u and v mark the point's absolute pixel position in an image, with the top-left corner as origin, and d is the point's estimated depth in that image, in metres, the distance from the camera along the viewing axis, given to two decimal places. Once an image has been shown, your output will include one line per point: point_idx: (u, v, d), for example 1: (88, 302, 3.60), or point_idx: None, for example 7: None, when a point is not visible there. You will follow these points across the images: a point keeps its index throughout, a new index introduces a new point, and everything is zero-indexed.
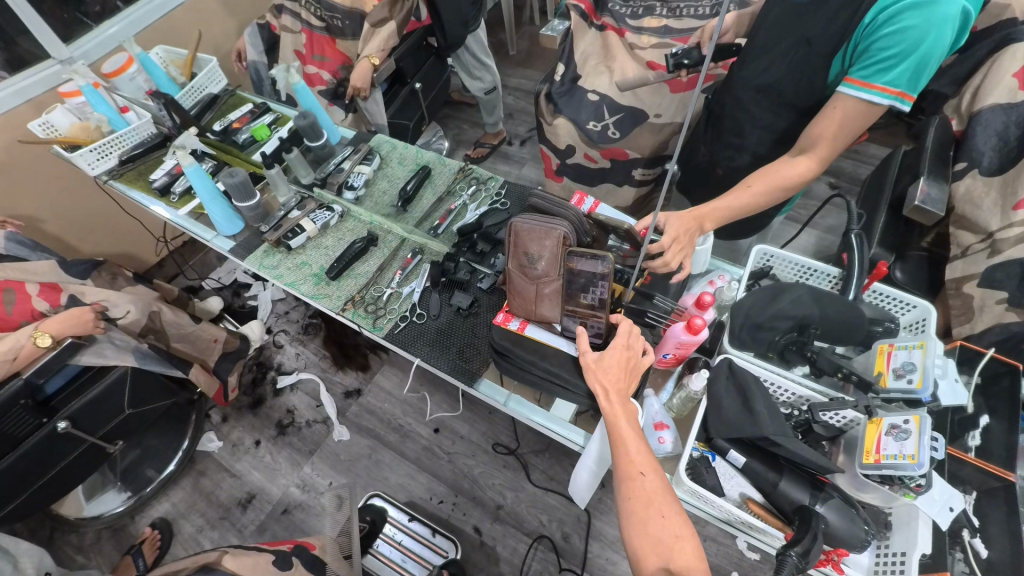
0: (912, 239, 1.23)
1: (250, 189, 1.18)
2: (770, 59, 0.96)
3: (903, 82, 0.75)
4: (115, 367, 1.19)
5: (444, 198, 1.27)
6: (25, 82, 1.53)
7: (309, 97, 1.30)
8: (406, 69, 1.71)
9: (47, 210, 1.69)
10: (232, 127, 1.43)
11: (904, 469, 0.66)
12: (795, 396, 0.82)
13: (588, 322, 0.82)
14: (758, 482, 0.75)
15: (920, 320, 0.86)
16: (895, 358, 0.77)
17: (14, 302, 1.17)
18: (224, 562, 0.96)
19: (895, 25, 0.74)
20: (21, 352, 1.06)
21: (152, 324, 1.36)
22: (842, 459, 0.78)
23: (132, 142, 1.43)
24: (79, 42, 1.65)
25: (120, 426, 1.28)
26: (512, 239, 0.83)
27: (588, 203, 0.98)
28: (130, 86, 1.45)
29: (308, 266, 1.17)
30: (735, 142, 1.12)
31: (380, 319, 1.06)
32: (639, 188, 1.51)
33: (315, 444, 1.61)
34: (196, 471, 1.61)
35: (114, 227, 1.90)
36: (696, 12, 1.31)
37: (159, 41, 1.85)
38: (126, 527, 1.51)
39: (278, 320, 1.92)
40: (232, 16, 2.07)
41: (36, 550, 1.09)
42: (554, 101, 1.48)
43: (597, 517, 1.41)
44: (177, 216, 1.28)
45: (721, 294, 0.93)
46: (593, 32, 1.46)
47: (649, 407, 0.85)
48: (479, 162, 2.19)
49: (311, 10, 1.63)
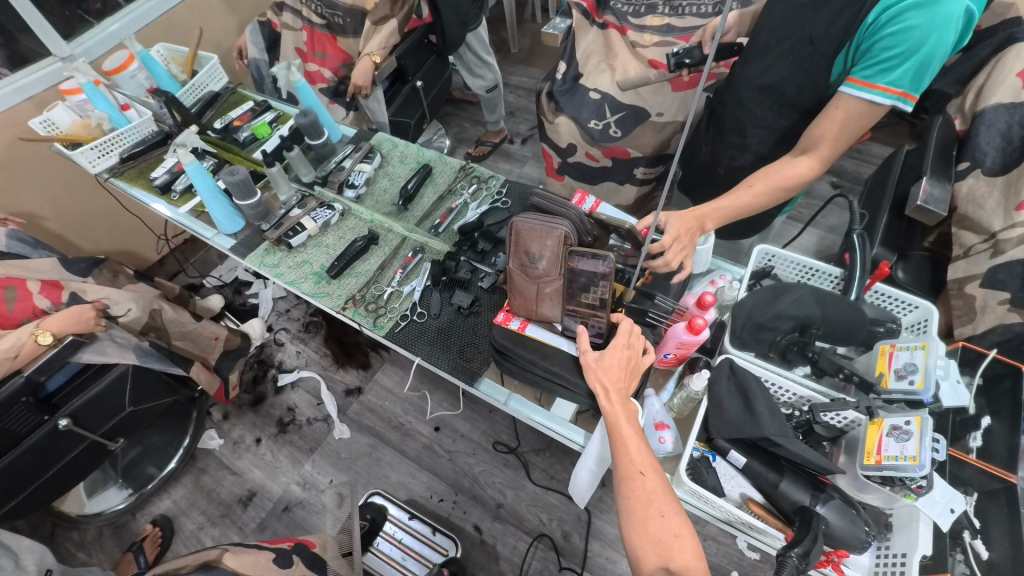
0: (913, 239, 1.22)
1: (250, 187, 1.17)
2: (772, 59, 0.96)
3: (905, 82, 0.74)
4: (116, 365, 1.19)
5: (445, 197, 1.27)
6: (26, 79, 1.54)
7: (310, 95, 1.30)
8: (408, 67, 1.71)
9: (49, 207, 1.69)
10: (233, 125, 1.43)
11: (905, 470, 0.66)
12: (796, 396, 0.82)
13: (588, 321, 0.82)
14: (758, 483, 0.75)
15: (922, 321, 0.86)
16: (896, 359, 0.77)
17: (16, 299, 1.18)
18: (224, 560, 0.96)
19: (898, 25, 0.74)
20: (22, 349, 1.06)
21: (152, 322, 1.36)
22: (843, 460, 0.78)
23: (133, 140, 1.43)
24: (80, 40, 1.65)
25: (120, 424, 1.28)
26: (513, 238, 0.83)
27: (590, 202, 0.97)
28: (130, 84, 1.46)
29: (309, 264, 1.17)
30: (737, 141, 1.11)
31: (381, 318, 1.06)
32: (641, 187, 1.50)
33: (316, 442, 1.62)
34: (198, 469, 1.61)
35: (115, 225, 1.91)
36: (698, 11, 1.30)
37: (161, 38, 1.84)
38: (127, 524, 1.52)
39: (279, 318, 1.92)
40: (233, 14, 2.06)
41: (37, 547, 1.09)
42: (555, 100, 1.48)
43: (597, 515, 1.41)
44: (177, 214, 1.28)
45: (723, 293, 0.93)
46: (595, 31, 1.45)
47: (650, 406, 0.85)
48: (480, 161, 2.18)
49: (311, 8, 1.62)
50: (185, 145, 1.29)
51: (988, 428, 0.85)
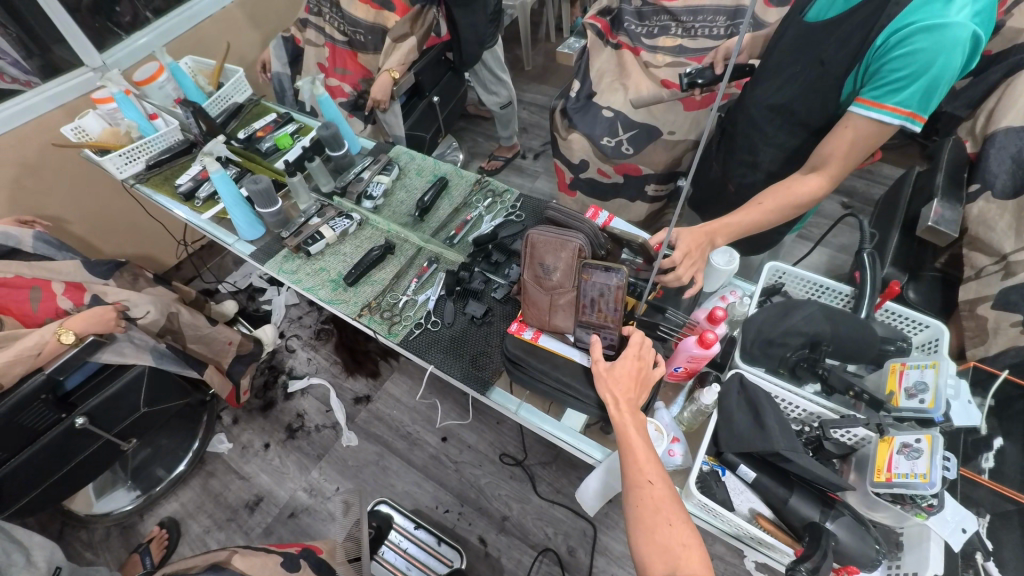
0: (924, 260, 1.23)
1: (272, 195, 1.21)
2: (784, 79, 0.98)
3: (913, 103, 0.76)
4: (133, 365, 1.21)
5: (460, 209, 1.30)
6: (59, 88, 1.60)
7: (332, 108, 1.35)
8: (425, 82, 1.76)
9: (73, 211, 1.74)
10: (256, 136, 1.47)
11: (915, 488, 0.66)
12: (806, 413, 0.83)
13: (600, 332, 0.83)
14: (768, 499, 0.75)
15: (932, 340, 0.86)
16: (907, 377, 0.77)
17: (40, 300, 1.21)
18: (234, 562, 0.97)
19: (906, 48, 0.75)
20: (45, 348, 1.08)
21: (169, 325, 1.40)
22: (853, 477, 0.78)
23: (159, 147, 1.47)
24: (112, 51, 1.72)
25: (135, 424, 1.30)
26: (528, 250, 0.85)
27: (603, 216, 0.99)
28: (159, 94, 1.52)
29: (326, 271, 1.19)
30: (749, 160, 1.13)
31: (396, 326, 1.08)
32: (652, 204, 1.52)
33: (323, 448, 1.63)
34: (206, 472, 1.62)
35: (136, 230, 1.95)
36: (711, 32, 1.34)
37: (188, 51, 1.91)
38: (135, 525, 1.53)
39: (290, 325, 1.94)
40: (257, 28, 2.12)
41: (48, 543, 1.10)
42: (568, 117, 1.51)
43: (604, 531, 1.41)
44: (199, 219, 1.32)
45: (734, 308, 0.93)
46: (609, 50, 1.49)
47: (661, 418, 0.86)
48: (492, 175, 2.23)
49: (335, 25, 1.68)
50: (210, 154, 1.32)
51: (1000, 449, 0.87)
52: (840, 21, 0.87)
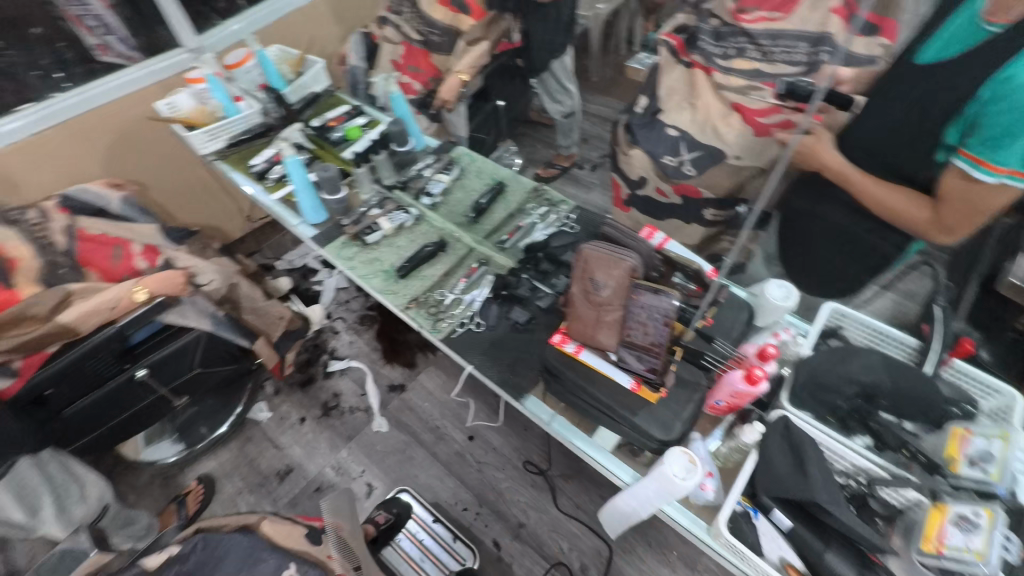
0: (1002, 318, 1.15)
1: (338, 183, 1.28)
2: (874, 115, 0.93)
3: (1016, 161, 0.75)
4: (192, 329, 1.30)
5: (514, 214, 1.31)
6: (158, 66, 1.73)
7: (403, 105, 1.40)
8: (491, 86, 1.79)
9: (153, 179, 1.86)
10: (328, 125, 1.53)
11: (969, 567, 0.63)
12: (853, 467, 0.78)
13: (644, 355, 0.82)
14: (805, 551, 0.72)
15: (1003, 410, 0.80)
16: (971, 445, 0.72)
17: (120, 258, 1.31)
18: (262, 526, 1.07)
19: (1015, 102, 0.73)
20: (120, 302, 1.16)
21: (230, 294, 1.48)
22: (899, 542, 0.71)
23: (240, 128, 1.57)
24: (209, 35, 1.85)
25: (186, 383, 1.38)
26: (580, 263, 0.87)
27: (658, 238, 0.97)
28: (246, 78, 1.61)
29: (380, 261, 1.24)
30: (824, 194, 1.08)
31: (440, 322, 1.11)
32: (710, 228, 1.49)
33: (354, 430, 1.68)
34: (244, 437, 1.71)
35: (208, 202, 2.07)
36: (791, 58, 1.21)
37: (273, 40, 2.02)
38: (175, 477, 1.63)
39: (338, 308, 2.02)
40: (339, 21, 2.22)
41: (102, 481, 1.25)
42: (632, 133, 1.53)
43: (621, 555, 1.38)
44: (270, 200, 1.40)
45: (785, 346, 0.91)
46: (681, 69, 1.45)
47: (695, 449, 0.83)
48: (548, 181, 2.23)
49: (412, 25, 1.72)
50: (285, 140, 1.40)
51: None
52: (932, 70, 0.85)
